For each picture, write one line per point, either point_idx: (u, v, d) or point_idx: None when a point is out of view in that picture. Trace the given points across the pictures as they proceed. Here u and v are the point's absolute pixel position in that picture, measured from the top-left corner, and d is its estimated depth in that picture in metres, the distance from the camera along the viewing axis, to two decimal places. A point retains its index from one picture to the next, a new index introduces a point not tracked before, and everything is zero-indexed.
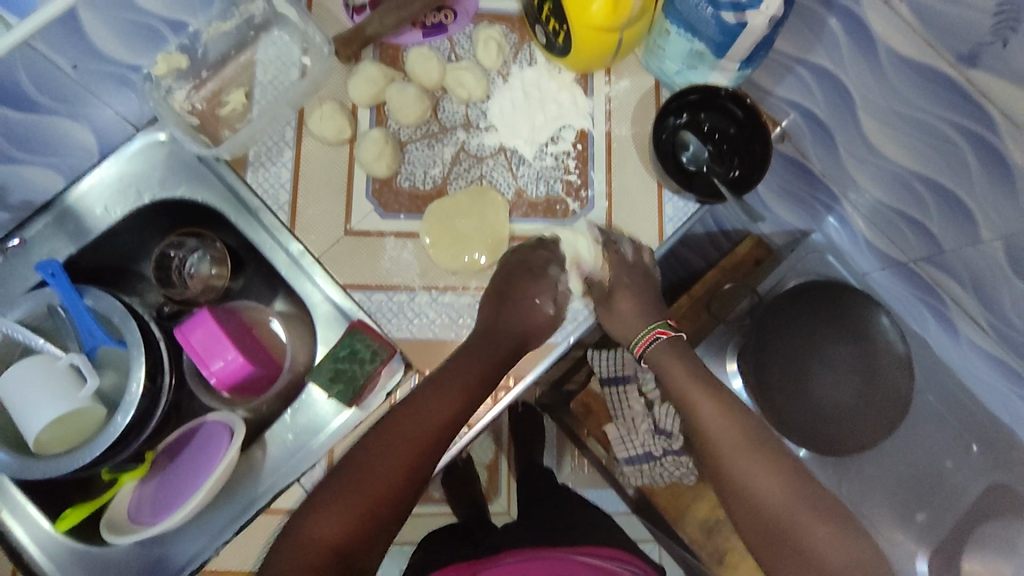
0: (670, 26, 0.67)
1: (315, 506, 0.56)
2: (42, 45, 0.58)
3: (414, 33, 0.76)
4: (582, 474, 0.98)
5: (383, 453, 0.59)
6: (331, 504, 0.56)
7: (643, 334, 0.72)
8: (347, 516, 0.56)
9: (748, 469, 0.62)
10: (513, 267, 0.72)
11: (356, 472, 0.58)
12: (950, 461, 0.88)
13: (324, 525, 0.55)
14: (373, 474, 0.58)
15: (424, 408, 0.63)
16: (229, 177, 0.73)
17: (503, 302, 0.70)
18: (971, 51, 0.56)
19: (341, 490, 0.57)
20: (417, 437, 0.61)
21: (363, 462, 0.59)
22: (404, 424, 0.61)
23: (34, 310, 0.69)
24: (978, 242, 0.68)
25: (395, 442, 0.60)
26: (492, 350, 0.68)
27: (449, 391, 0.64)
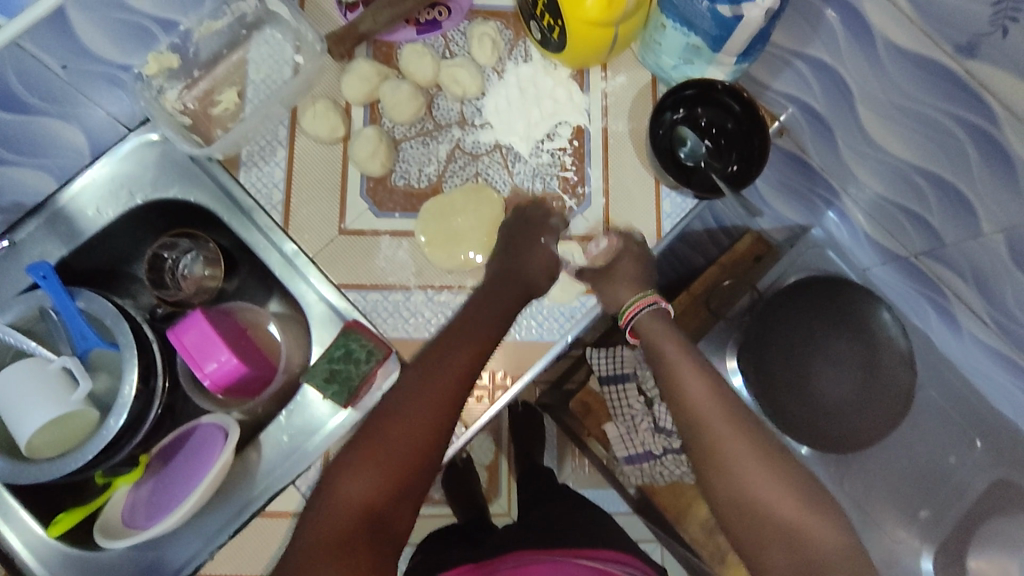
0: (666, 20, 0.66)
1: (347, 466, 0.54)
2: (30, 44, 0.57)
3: (407, 30, 0.75)
4: (582, 474, 0.97)
5: (418, 396, 0.56)
6: (360, 463, 0.54)
7: (629, 304, 0.65)
8: (379, 472, 0.54)
9: (749, 465, 0.56)
10: (516, 223, 0.69)
11: (385, 422, 0.55)
12: (953, 457, 0.87)
13: (355, 484, 0.53)
14: (403, 423, 0.55)
15: (452, 350, 0.59)
16: (222, 177, 0.73)
17: (507, 250, 0.68)
18: (969, 42, 0.55)
19: (371, 445, 0.54)
20: (448, 380, 0.58)
21: (394, 411, 0.56)
22: (433, 368, 0.58)
23: (25, 312, 0.68)
24: (980, 235, 0.67)
25: (413, 400, 0.56)
26: (507, 292, 0.65)
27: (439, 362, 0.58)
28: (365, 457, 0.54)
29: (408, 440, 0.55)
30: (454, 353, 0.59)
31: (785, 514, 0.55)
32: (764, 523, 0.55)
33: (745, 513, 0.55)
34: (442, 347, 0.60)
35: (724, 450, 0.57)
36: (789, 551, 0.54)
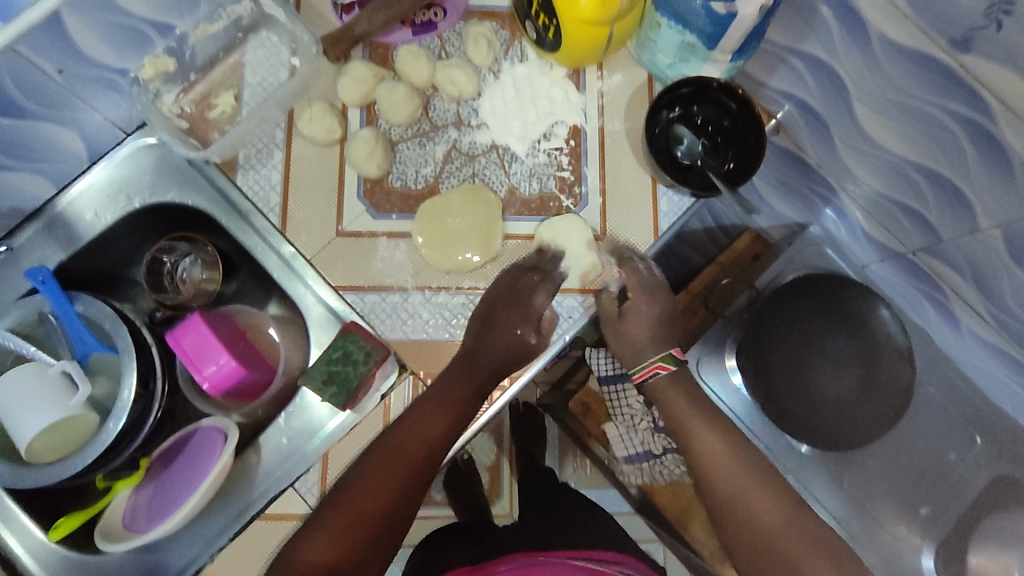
0: (661, 19, 0.66)
1: (307, 531, 0.54)
2: (26, 49, 0.57)
3: (403, 30, 0.75)
4: (583, 475, 0.91)
5: (406, 442, 0.60)
6: (321, 526, 0.54)
7: (644, 366, 0.69)
8: (339, 537, 0.53)
9: (738, 485, 0.60)
10: (504, 291, 0.69)
11: (348, 493, 0.56)
12: (953, 453, 0.87)
13: (315, 549, 0.52)
14: (361, 497, 0.55)
15: (410, 429, 0.61)
16: (219, 180, 0.73)
17: (484, 330, 0.67)
18: (964, 37, 0.55)
19: (335, 513, 0.55)
20: (420, 441, 0.60)
21: (363, 474, 0.57)
22: (394, 444, 0.59)
23: (25, 318, 0.68)
24: (977, 230, 0.67)
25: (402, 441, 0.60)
26: (470, 375, 0.65)
27: (434, 406, 0.63)
28: (327, 524, 0.54)
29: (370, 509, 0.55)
30: (417, 429, 0.61)
31: (772, 532, 0.57)
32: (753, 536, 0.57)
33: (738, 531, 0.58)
34: (406, 424, 0.61)
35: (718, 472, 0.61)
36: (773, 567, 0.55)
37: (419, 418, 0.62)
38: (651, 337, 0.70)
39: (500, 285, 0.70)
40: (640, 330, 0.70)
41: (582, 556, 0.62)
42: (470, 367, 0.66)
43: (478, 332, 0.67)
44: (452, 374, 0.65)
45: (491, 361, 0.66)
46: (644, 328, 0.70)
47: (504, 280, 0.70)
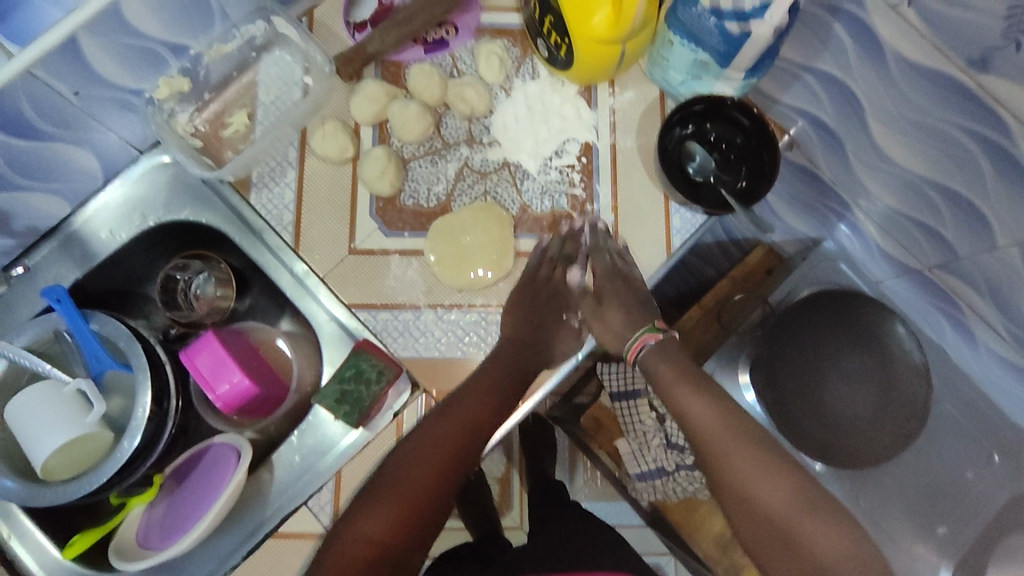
0: (673, 37, 0.66)
1: (353, 514, 0.57)
2: (42, 73, 0.57)
3: (416, 48, 0.76)
4: (593, 487, 0.95)
5: (453, 419, 0.63)
6: (368, 511, 0.57)
7: (633, 339, 0.67)
8: (386, 519, 0.57)
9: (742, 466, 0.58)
10: (541, 288, 0.72)
11: (391, 477, 0.59)
12: (971, 472, 0.86)
13: (362, 531, 0.56)
14: (405, 482, 0.59)
15: (453, 417, 0.63)
16: (233, 199, 0.73)
17: (531, 322, 0.70)
18: (981, 56, 0.54)
19: (381, 496, 0.58)
20: (467, 416, 0.63)
21: (411, 451, 0.61)
22: (436, 430, 0.62)
23: (40, 335, 0.69)
24: (994, 248, 0.67)
25: (447, 419, 0.63)
26: (520, 361, 0.68)
27: (482, 387, 0.65)
28: (375, 505, 0.58)
29: (408, 495, 0.58)
30: (458, 412, 0.64)
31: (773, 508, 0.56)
32: (766, 526, 0.56)
33: (753, 523, 0.56)
34: (449, 409, 0.64)
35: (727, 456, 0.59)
36: (785, 555, 0.55)
37: (465, 402, 0.64)
38: (626, 322, 0.69)
39: (538, 274, 0.72)
40: (614, 315, 0.70)
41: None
42: (516, 354, 0.68)
43: (528, 322, 0.70)
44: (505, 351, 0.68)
45: (542, 346, 0.70)
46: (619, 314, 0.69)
47: (541, 274, 0.72)
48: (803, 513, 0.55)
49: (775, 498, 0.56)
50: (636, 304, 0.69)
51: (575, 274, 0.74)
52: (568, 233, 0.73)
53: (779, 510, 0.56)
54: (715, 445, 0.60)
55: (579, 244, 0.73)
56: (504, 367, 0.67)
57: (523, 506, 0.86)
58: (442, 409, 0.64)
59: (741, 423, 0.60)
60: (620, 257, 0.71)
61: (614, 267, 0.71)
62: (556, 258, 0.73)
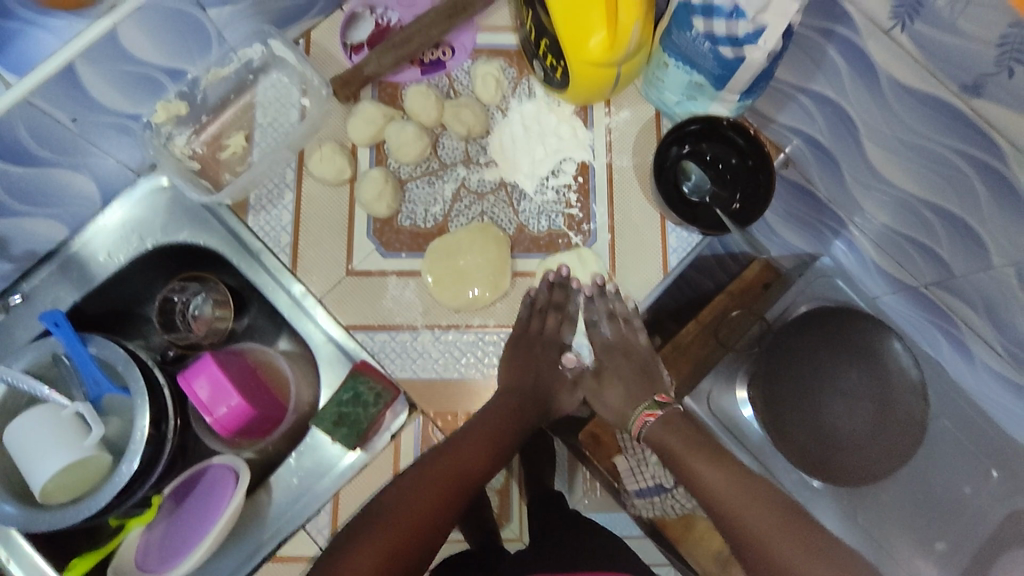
0: (668, 59, 0.66)
1: (344, 547, 0.55)
2: (41, 101, 0.58)
3: (412, 70, 0.77)
4: (593, 498, 0.91)
5: (440, 465, 0.62)
6: (361, 542, 0.55)
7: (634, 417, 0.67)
8: (379, 554, 0.54)
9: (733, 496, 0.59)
10: (534, 340, 0.72)
11: (385, 509, 0.57)
12: (969, 488, 0.86)
13: (351, 569, 0.53)
14: (401, 517, 0.57)
15: (446, 461, 0.62)
16: (231, 222, 0.73)
17: (531, 371, 0.70)
18: (975, 81, 0.55)
19: (368, 535, 0.55)
20: (453, 463, 0.62)
21: (398, 492, 0.59)
22: (438, 465, 0.62)
23: (39, 358, 0.69)
24: (990, 267, 0.67)
25: (434, 464, 0.62)
26: (518, 411, 0.68)
27: (474, 436, 0.65)
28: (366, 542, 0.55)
29: (401, 532, 0.56)
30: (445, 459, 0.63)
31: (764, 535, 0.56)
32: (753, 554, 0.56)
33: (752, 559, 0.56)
34: (450, 448, 0.64)
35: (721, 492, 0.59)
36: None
37: (465, 442, 0.64)
38: (626, 395, 0.69)
39: (530, 324, 0.72)
40: (615, 392, 0.70)
41: None
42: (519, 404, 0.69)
43: (524, 374, 0.70)
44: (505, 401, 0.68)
45: (540, 395, 0.71)
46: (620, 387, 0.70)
47: (534, 325, 0.72)
48: (787, 539, 0.55)
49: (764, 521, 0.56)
50: (636, 377, 0.70)
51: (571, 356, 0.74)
52: (556, 279, 0.72)
53: (772, 539, 0.55)
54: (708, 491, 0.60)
55: (568, 290, 0.72)
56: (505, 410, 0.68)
57: (524, 519, 0.87)
58: (441, 449, 0.64)
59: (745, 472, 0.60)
60: (627, 321, 0.72)
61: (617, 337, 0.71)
62: (545, 306, 0.72)
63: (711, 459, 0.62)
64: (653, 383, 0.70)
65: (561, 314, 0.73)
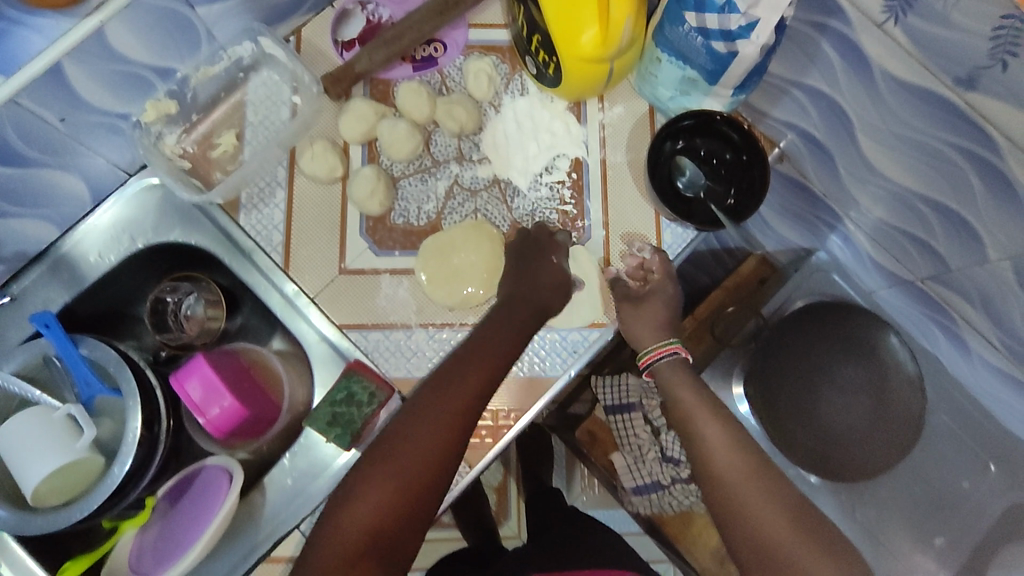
0: (661, 54, 0.66)
1: (353, 489, 0.55)
2: (28, 101, 0.57)
3: (404, 67, 0.76)
4: (591, 494, 1.00)
5: (454, 387, 0.59)
6: (367, 483, 0.55)
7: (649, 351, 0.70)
8: (386, 498, 0.55)
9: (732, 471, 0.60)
10: (529, 239, 0.71)
11: (394, 446, 0.57)
12: (967, 482, 0.87)
13: (362, 508, 0.54)
14: (411, 454, 0.56)
15: (456, 382, 0.60)
16: (222, 220, 0.73)
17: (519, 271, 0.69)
18: (969, 75, 0.54)
19: (377, 473, 0.56)
20: (465, 383, 0.60)
21: (410, 420, 0.58)
22: (436, 395, 0.59)
23: (29, 361, 0.69)
24: (986, 261, 0.67)
25: (448, 383, 0.60)
26: (518, 311, 0.66)
27: (489, 343, 0.63)
28: (375, 481, 0.55)
29: (412, 473, 0.56)
30: (458, 378, 0.60)
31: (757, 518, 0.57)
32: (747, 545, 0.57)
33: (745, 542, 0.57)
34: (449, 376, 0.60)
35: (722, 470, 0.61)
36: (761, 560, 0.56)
37: (466, 365, 0.61)
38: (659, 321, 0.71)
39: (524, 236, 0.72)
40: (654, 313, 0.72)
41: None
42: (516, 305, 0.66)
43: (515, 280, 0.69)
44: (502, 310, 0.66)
45: (536, 290, 0.68)
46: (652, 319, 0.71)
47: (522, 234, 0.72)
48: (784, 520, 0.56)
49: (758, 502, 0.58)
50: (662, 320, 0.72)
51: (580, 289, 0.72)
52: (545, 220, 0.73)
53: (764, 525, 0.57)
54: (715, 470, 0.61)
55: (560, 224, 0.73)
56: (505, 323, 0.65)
57: (520, 514, 0.93)
58: (437, 377, 0.60)
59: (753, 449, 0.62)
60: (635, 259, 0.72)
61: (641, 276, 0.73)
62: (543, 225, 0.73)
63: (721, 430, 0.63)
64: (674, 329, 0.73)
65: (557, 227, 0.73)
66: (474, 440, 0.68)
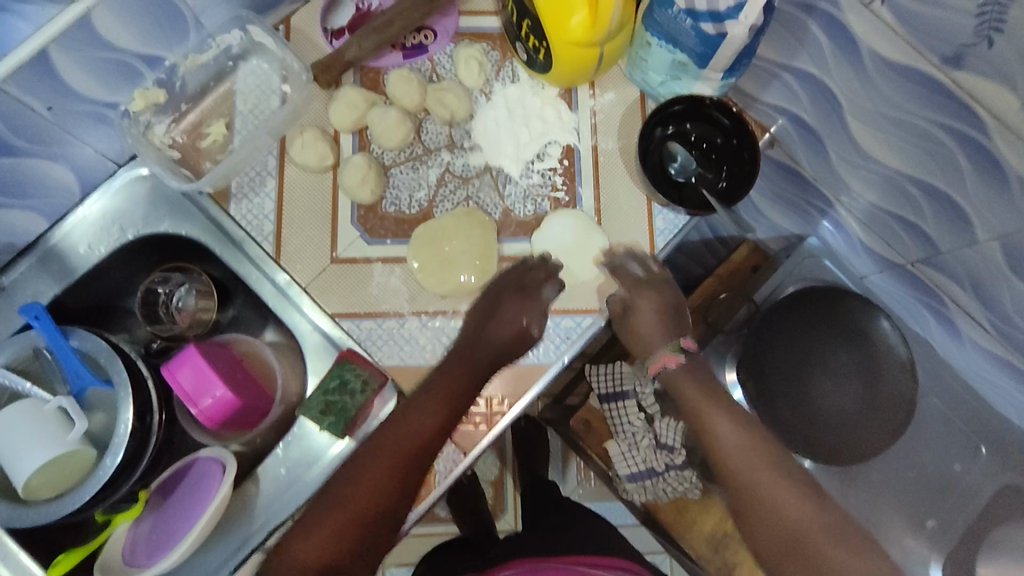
0: (650, 38, 0.66)
1: (303, 524, 0.54)
2: (14, 88, 0.57)
3: (394, 55, 0.76)
4: (587, 488, 1.01)
5: (403, 430, 0.60)
6: (311, 527, 0.54)
7: (656, 357, 0.72)
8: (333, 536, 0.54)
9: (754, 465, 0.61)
10: (512, 281, 0.71)
11: (338, 492, 0.56)
12: (959, 464, 0.88)
13: (310, 543, 0.53)
14: (356, 500, 0.55)
15: (406, 425, 0.60)
16: (212, 210, 0.72)
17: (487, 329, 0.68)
18: (955, 53, 0.54)
19: (327, 511, 0.55)
20: (413, 429, 0.60)
21: (362, 461, 0.58)
22: (381, 444, 0.59)
23: (19, 354, 0.68)
24: (975, 242, 0.67)
25: (398, 427, 0.60)
26: (471, 360, 0.66)
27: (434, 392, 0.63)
28: (323, 518, 0.54)
29: (356, 516, 0.55)
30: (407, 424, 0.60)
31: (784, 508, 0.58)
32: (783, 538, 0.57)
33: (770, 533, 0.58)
34: (398, 422, 0.61)
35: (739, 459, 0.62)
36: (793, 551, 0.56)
37: (413, 412, 0.61)
38: (661, 330, 0.72)
39: (508, 277, 0.71)
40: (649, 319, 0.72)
41: (595, 565, 0.66)
42: (465, 357, 0.66)
43: (482, 320, 0.69)
44: (453, 359, 0.66)
45: (491, 353, 0.67)
46: (652, 316, 0.72)
47: (511, 273, 0.71)
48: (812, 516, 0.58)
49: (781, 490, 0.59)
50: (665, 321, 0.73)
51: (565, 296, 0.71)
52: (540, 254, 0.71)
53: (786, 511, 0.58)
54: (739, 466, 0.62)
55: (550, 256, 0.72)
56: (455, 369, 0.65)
57: (515, 508, 0.97)
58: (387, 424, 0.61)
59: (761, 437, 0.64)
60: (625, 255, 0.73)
61: (648, 277, 0.72)
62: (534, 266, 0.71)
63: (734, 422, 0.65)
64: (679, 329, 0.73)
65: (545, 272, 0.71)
66: (468, 426, 0.68)
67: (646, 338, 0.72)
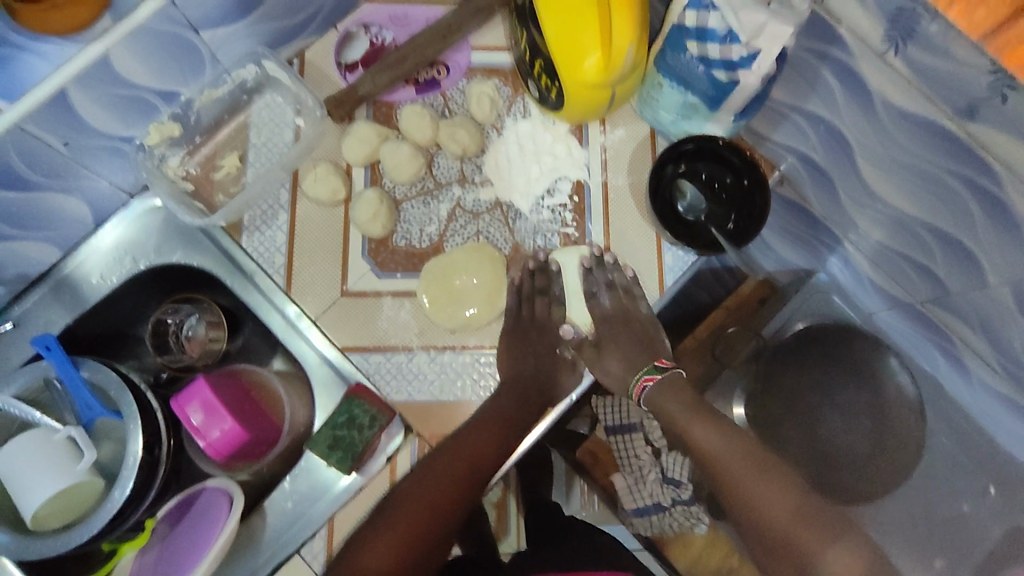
0: (662, 79, 0.66)
1: (365, 536, 0.60)
2: (34, 127, 0.57)
3: (407, 89, 0.76)
4: (592, 510, 0.93)
5: (462, 450, 0.66)
6: (377, 534, 0.60)
7: (634, 381, 0.70)
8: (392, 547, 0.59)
9: (752, 486, 0.60)
10: (530, 324, 0.73)
11: (401, 503, 0.62)
12: (967, 505, 0.87)
13: (370, 556, 0.58)
14: (413, 512, 0.62)
15: (463, 448, 0.66)
16: (224, 242, 0.73)
17: (528, 359, 0.71)
18: (968, 106, 0.54)
19: (386, 523, 0.61)
20: (471, 449, 0.66)
21: (420, 478, 0.64)
22: (440, 465, 0.65)
23: (30, 383, 0.68)
24: (985, 286, 0.67)
25: (457, 445, 0.66)
26: (528, 390, 0.70)
27: (493, 421, 0.68)
28: (385, 528, 0.60)
29: (415, 524, 0.61)
30: (466, 444, 0.66)
31: (786, 528, 0.58)
32: (779, 553, 0.58)
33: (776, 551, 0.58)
34: (459, 440, 0.67)
35: (735, 476, 0.61)
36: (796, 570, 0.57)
37: (474, 433, 0.67)
38: (626, 367, 0.71)
39: (522, 310, 0.73)
40: (615, 360, 0.71)
41: None
42: (521, 388, 0.70)
43: (524, 358, 0.71)
44: (511, 391, 0.70)
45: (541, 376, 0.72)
46: (619, 360, 0.71)
47: (525, 312, 0.73)
48: (811, 529, 0.57)
49: (778, 506, 0.59)
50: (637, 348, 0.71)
51: (568, 328, 0.74)
52: (540, 266, 0.72)
53: (789, 532, 0.57)
54: (725, 474, 0.62)
55: (550, 275, 0.73)
56: (512, 399, 0.69)
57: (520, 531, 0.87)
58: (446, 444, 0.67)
59: (744, 444, 0.63)
60: (627, 290, 0.72)
61: (616, 309, 0.72)
62: (534, 293, 0.73)
63: (718, 429, 0.64)
64: (653, 351, 0.71)
65: (550, 296, 0.74)
66: None
67: (619, 378, 0.72)
